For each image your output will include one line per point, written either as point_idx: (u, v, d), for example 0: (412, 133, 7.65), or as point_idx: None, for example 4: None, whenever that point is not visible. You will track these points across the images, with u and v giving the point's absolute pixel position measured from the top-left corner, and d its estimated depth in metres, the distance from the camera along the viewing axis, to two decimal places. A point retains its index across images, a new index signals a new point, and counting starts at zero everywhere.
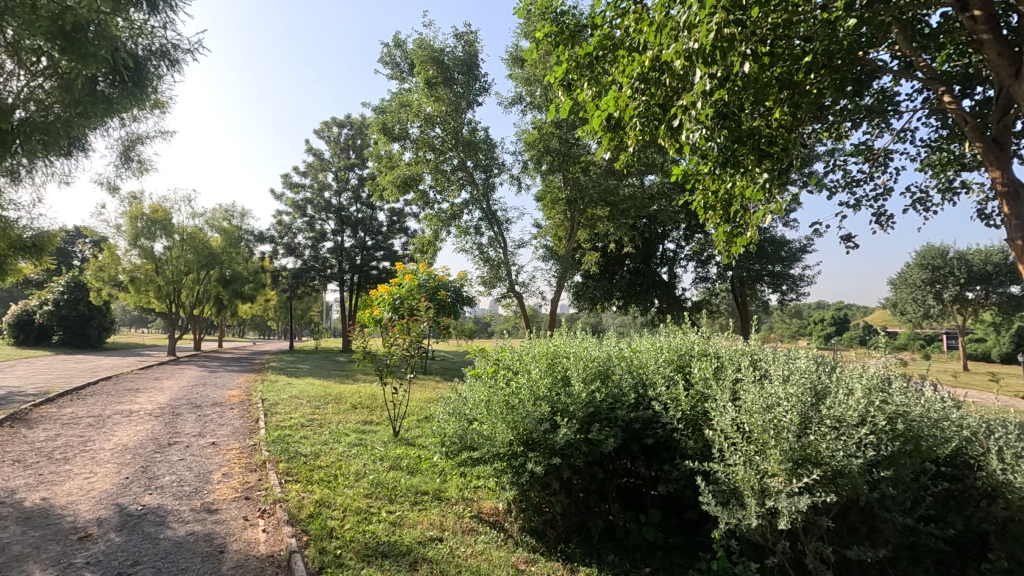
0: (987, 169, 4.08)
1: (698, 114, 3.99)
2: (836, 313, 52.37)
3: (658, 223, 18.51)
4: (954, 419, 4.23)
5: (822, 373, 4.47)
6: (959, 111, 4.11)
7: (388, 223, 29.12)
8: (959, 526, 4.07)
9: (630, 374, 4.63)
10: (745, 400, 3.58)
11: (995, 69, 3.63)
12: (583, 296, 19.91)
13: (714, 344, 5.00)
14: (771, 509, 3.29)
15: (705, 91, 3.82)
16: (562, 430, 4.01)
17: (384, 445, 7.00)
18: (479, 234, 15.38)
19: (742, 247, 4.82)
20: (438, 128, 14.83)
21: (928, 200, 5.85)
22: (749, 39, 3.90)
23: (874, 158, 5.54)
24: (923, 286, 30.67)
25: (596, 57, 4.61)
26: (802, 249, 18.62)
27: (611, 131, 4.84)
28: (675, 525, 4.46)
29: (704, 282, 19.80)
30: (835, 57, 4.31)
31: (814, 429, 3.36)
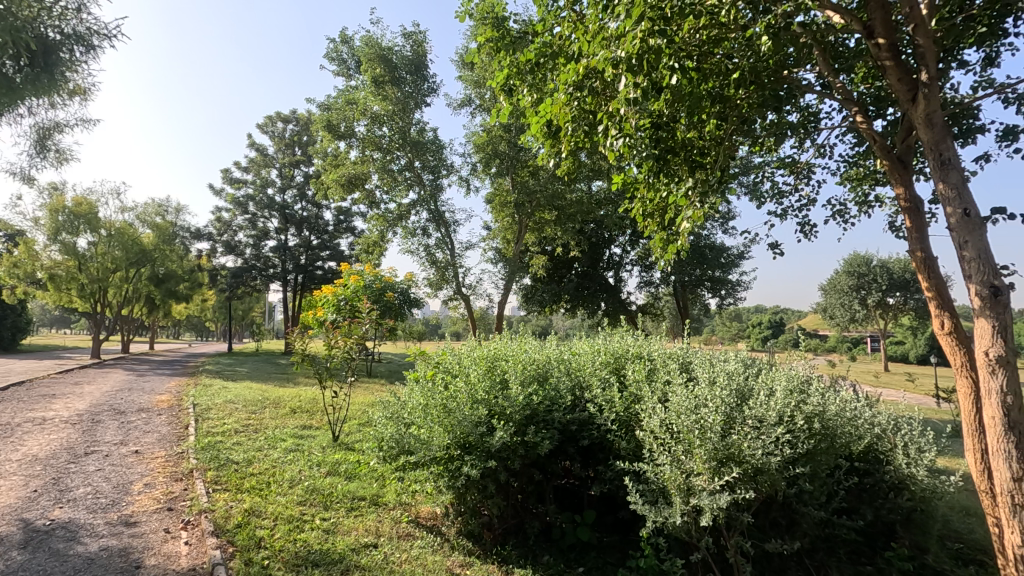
0: (892, 185, 4.22)
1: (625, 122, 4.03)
2: (771, 316, 55.11)
3: (605, 228, 18.91)
4: (866, 418, 4.54)
5: (749, 375, 4.70)
6: (868, 129, 4.26)
7: (334, 222, 28.43)
8: (870, 518, 4.37)
9: (567, 377, 4.75)
10: (673, 401, 3.72)
11: (895, 95, 3.59)
12: (532, 298, 20.12)
13: (649, 347, 5.20)
14: (696, 506, 3.40)
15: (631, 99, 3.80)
16: (499, 433, 4.03)
17: (322, 450, 6.82)
18: (426, 236, 15.26)
19: (676, 254, 4.91)
20: (385, 127, 14.63)
21: (848, 212, 6.20)
22: (676, 54, 4.01)
23: (799, 171, 5.84)
24: (849, 292, 32.65)
25: (537, 64, 4.63)
26: (740, 256, 19.44)
27: (551, 136, 4.86)
28: (610, 524, 4.59)
29: (649, 287, 20.34)
30: (762, 74, 4.41)
31: (737, 429, 3.53)
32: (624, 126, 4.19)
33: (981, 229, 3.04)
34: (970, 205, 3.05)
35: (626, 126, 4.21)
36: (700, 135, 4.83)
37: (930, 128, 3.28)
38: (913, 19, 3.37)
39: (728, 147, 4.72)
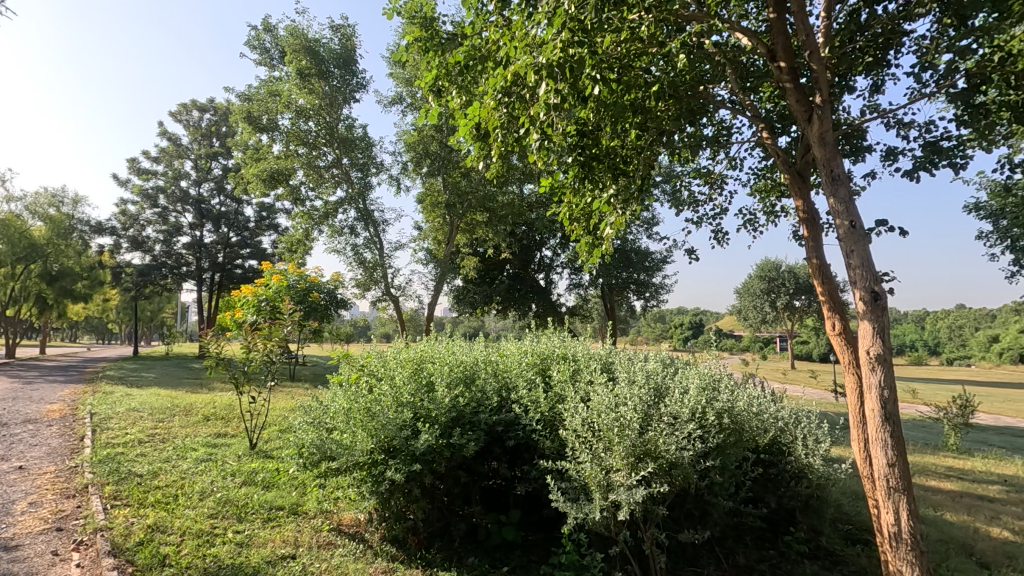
0: (793, 198, 4.54)
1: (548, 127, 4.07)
2: (692, 318, 58.04)
3: (536, 231, 19.20)
4: (771, 413, 4.90)
5: (667, 374, 4.94)
6: (773, 144, 4.56)
7: (256, 218, 27.07)
8: (773, 505, 4.72)
9: (494, 379, 4.81)
10: (594, 401, 3.86)
11: (794, 114, 3.87)
12: (463, 300, 20.07)
13: (574, 349, 5.37)
14: (615, 502, 3.51)
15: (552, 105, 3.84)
16: (424, 435, 3.99)
17: (238, 459, 6.47)
18: (354, 235, 14.86)
19: (601, 259, 5.03)
20: (311, 122, 14.12)
21: (757, 221, 6.63)
22: (598, 64, 4.12)
23: (713, 181, 6.18)
24: (761, 295, 35.03)
25: (466, 66, 4.64)
26: (663, 260, 20.34)
27: (480, 139, 4.86)
28: (534, 523, 4.66)
29: (578, 289, 20.83)
30: (680, 89, 4.59)
31: (654, 425, 3.71)
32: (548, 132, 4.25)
33: (865, 240, 3.34)
34: (855, 219, 3.35)
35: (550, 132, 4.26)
36: (622, 143, 5.00)
37: (823, 147, 3.59)
38: (809, 47, 3.67)
39: (649, 156, 4.91)
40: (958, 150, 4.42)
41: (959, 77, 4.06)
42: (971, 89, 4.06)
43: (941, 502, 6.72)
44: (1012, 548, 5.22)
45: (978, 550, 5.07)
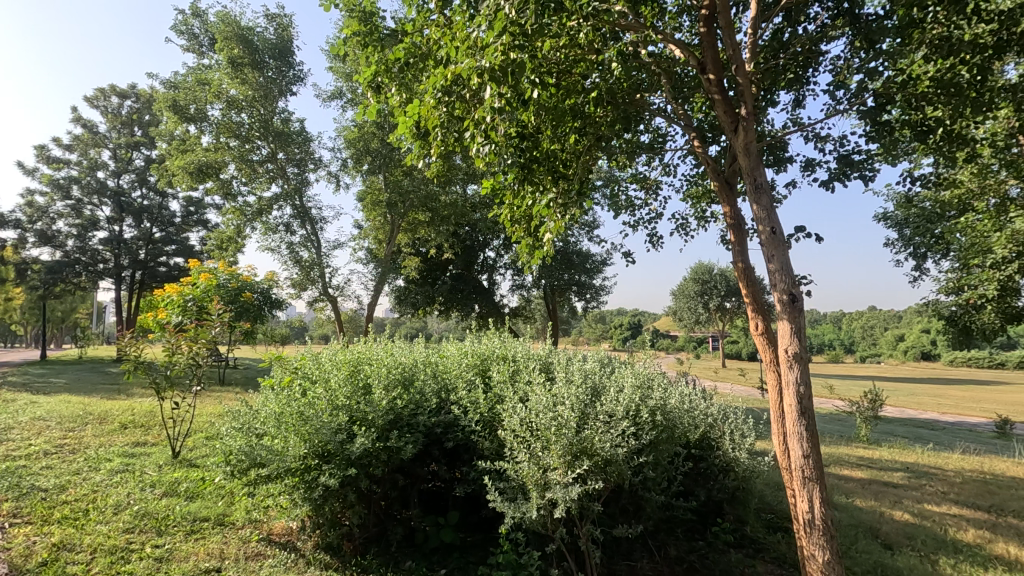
0: (721, 204, 4.76)
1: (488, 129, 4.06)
2: (631, 318, 59.74)
3: (479, 232, 19.18)
4: (701, 410, 5.12)
5: (604, 374, 5.06)
6: (703, 153, 4.76)
7: (183, 213, 25.56)
8: (703, 498, 4.94)
9: (433, 380, 4.79)
10: (533, 401, 3.90)
11: (722, 124, 4.06)
12: (405, 300, 19.77)
13: (514, 350, 5.42)
14: (551, 500, 3.55)
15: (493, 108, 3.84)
16: (359, 439, 3.90)
17: (159, 469, 6.08)
18: (289, 233, 14.32)
19: (541, 260, 5.09)
20: (244, 113, 13.51)
21: (689, 226, 6.91)
22: (538, 69, 4.15)
23: (649, 186, 6.40)
24: (695, 296, 36.58)
25: (406, 64, 4.55)
26: (604, 262, 20.83)
27: (421, 138, 4.79)
28: (473, 524, 4.65)
29: (521, 290, 20.97)
30: (617, 97, 4.72)
31: (590, 424, 3.80)
32: (488, 135, 4.24)
33: (784, 245, 3.55)
34: (776, 226, 3.55)
35: (490, 135, 4.25)
36: (563, 148, 5.07)
37: (748, 157, 3.78)
38: (736, 62, 3.85)
39: (587, 161, 5.00)
40: (867, 163, 4.79)
41: (868, 96, 4.40)
42: (878, 108, 4.41)
43: (852, 490, 7.24)
44: (911, 529, 5.71)
45: (883, 532, 5.51)
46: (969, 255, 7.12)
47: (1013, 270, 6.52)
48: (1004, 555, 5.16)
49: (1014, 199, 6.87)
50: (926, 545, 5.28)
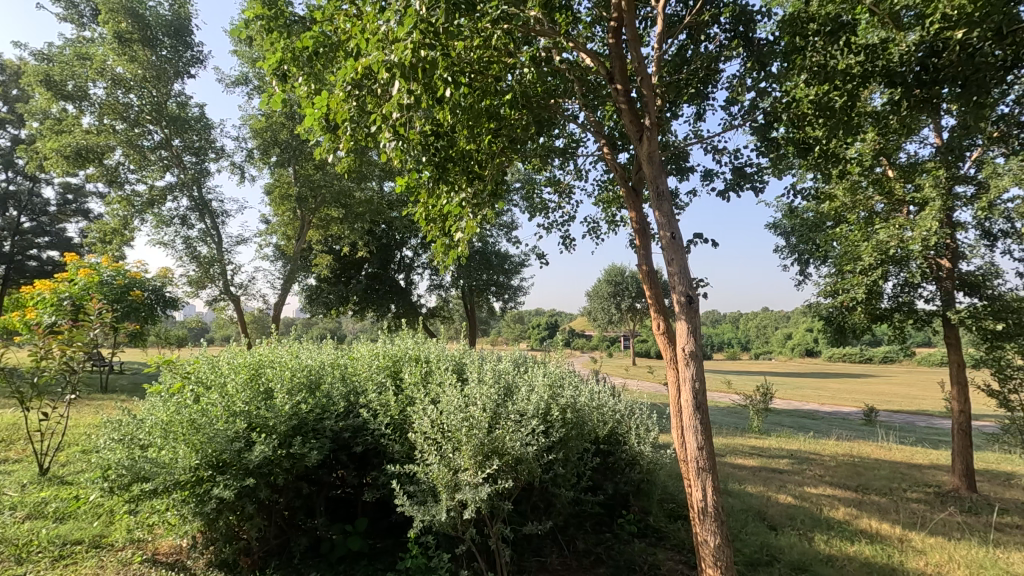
0: (628, 210, 4.95)
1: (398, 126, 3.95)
2: (548, 318, 61.07)
3: (395, 230, 18.79)
4: (608, 407, 5.34)
5: (517, 374, 5.13)
6: (613, 159, 4.92)
7: (59, 201, 22.96)
8: (610, 492, 5.14)
9: (342, 384, 4.62)
10: (444, 402, 3.86)
11: (629, 133, 4.22)
12: (316, 300, 18.99)
13: (427, 351, 5.36)
14: (461, 501, 3.52)
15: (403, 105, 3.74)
16: (258, 447, 3.67)
17: (21, 489, 5.39)
18: (186, 226, 13.28)
19: (455, 261, 5.04)
20: (132, 94, 12.33)
21: (600, 229, 7.14)
22: (451, 68, 4.11)
23: (563, 190, 6.55)
24: (608, 297, 38.10)
25: (315, 53, 4.32)
26: (521, 263, 21.11)
27: (330, 131, 4.57)
28: (383, 530, 4.54)
29: (439, 290, 20.78)
30: (531, 101, 4.79)
31: (501, 424, 3.84)
32: (396, 131, 4.11)
33: (683, 250, 3.74)
34: (676, 231, 3.73)
35: (398, 131, 4.12)
36: (478, 148, 5.05)
37: (651, 165, 3.95)
38: (641, 74, 4.03)
39: (501, 163, 5.02)
40: (758, 175, 5.20)
41: (759, 113, 4.77)
42: (767, 125, 4.80)
43: (744, 477, 7.84)
44: (793, 510, 6.28)
45: (769, 515, 6.02)
46: (842, 261, 7.95)
47: (877, 276, 7.36)
48: (868, 528, 5.81)
49: (879, 213, 7.76)
50: (804, 524, 5.83)
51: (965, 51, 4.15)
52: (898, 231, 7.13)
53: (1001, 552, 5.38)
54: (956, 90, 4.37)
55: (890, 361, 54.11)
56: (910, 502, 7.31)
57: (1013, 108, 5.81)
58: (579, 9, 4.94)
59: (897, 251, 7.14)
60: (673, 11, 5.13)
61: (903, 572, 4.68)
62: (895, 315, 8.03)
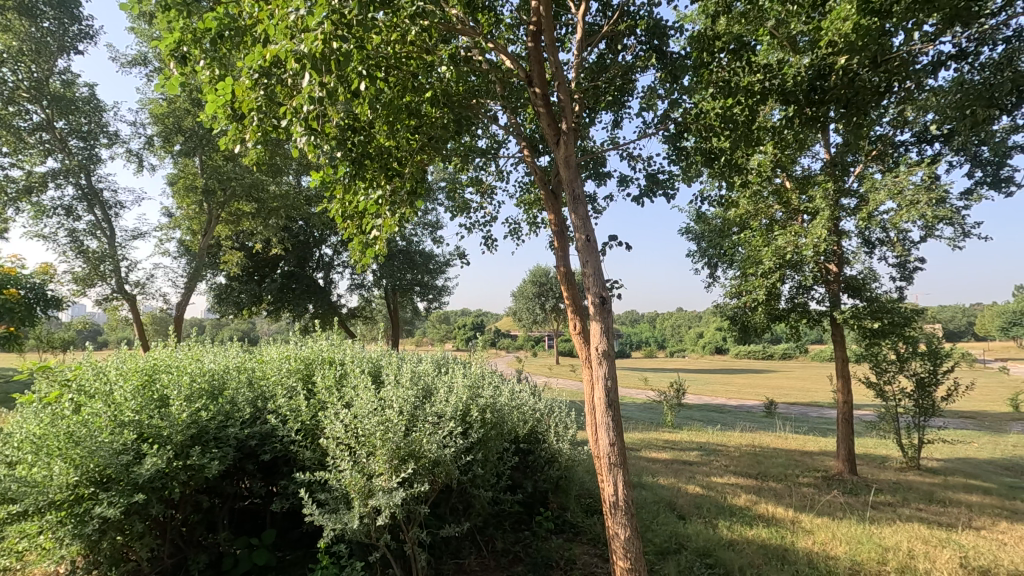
0: (547, 212, 5.01)
1: (309, 118, 3.76)
2: (474, 318, 61.20)
3: (314, 226, 18.06)
4: (527, 406, 5.42)
5: (437, 376, 5.07)
6: (532, 161, 4.97)
7: None
8: (530, 490, 5.21)
9: (248, 389, 4.35)
10: (357, 405, 3.74)
11: (547, 136, 4.28)
12: (226, 299, 17.87)
13: (342, 354, 5.18)
14: (374, 507, 3.42)
15: (313, 97, 3.56)
16: (149, 460, 3.36)
17: None
18: (71, 217, 12.04)
19: (372, 260, 4.90)
20: (6, 68, 11.01)
21: (521, 230, 7.21)
22: (366, 61, 3.98)
23: (485, 190, 6.55)
24: (534, 297, 38.97)
25: (219, 36, 4.01)
26: (446, 262, 20.91)
27: (235, 121, 4.27)
28: (294, 541, 4.32)
29: (361, 289, 20.16)
30: (451, 100, 4.75)
31: (417, 427, 3.77)
32: (307, 125, 3.92)
33: (597, 252, 3.84)
34: (590, 234, 3.82)
35: (309, 124, 3.93)
36: (398, 146, 4.94)
37: (567, 168, 4.03)
38: (558, 79, 4.09)
39: (421, 161, 4.93)
40: (669, 182, 5.46)
41: (671, 123, 5.00)
42: (677, 135, 5.04)
43: (657, 470, 8.22)
44: (700, 500, 6.65)
45: (678, 505, 6.35)
46: (746, 265, 8.53)
47: (775, 279, 7.97)
48: (765, 513, 6.26)
49: (778, 221, 8.39)
50: (709, 512, 6.19)
51: (847, 76, 4.58)
52: (794, 238, 7.75)
53: (875, 527, 5.98)
54: (841, 111, 4.80)
55: (788, 357, 58.88)
56: (801, 486, 7.98)
57: (889, 129, 6.47)
58: (502, 12, 4.96)
59: (793, 256, 7.75)
60: (592, 20, 5.29)
61: (793, 551, 5.09)
62: (791, 315, 8.71)
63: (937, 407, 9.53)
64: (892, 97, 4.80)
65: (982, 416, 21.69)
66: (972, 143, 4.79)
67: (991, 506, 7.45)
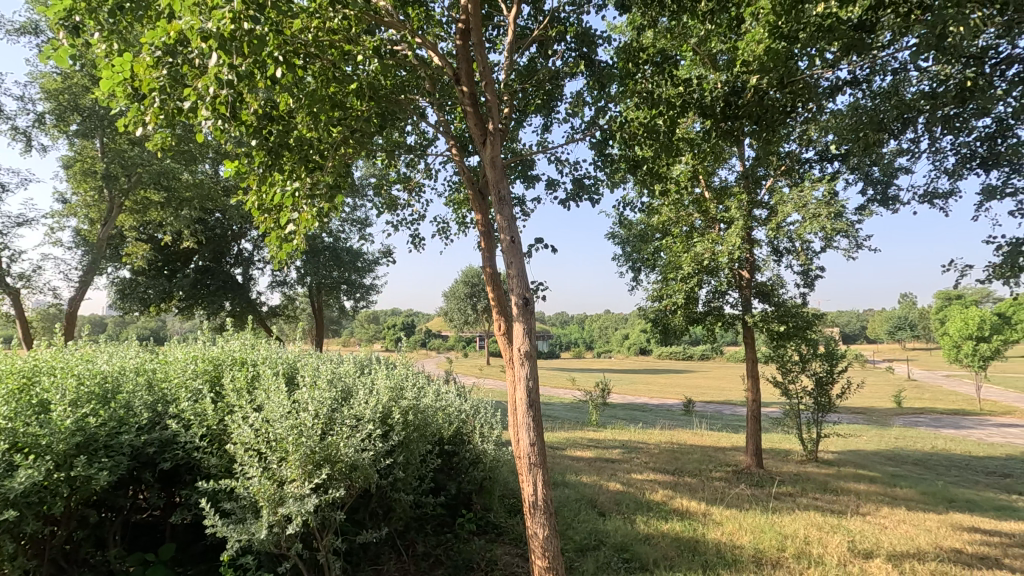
0: (474, 212, 4.99)
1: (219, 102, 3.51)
2: (405, 318, 60.26)
3: (231, 219, 17.03)
4: (452, 407, 5.37)
5: (357, 377, 4.92)
6: (460, 159, 4.93)
7: None
8: (453, 491, 5.16)
9: (147, 392, 4.02)
10: (269, 408, 3.54)
11: (474, 134, 4.25)
12: (130, 294, 16.52)
13: (255, 354, 4.92)
14: (285, 515, 3.25)
15: (222, 78, 3.32)
16: (24, 471, 2.99)
17: None
18: None
19: (290, 255, 4.68)
20: None
21: (450, 230, 7.14)
22: (284, 46, 3.78)
23: (412, 188, 6.44)
24: (465, 298, 39.08)
25: (118, 6, 3.66)
26: (375, 260, 20.41)
27: (136, 100, 3.92)
28: (196, 555, 4.04)
29: (282, 287, 19.23)
30: (377, 94, 4.62)
31: (335, 429, 3.63)
32: (215, 109, 3.67)
33: (521, 253, 3.85)
34: (515, 235, 3.83)
35: (218, 110, 3.68)
36: (319, 138, 4.73)
37: (493, 169, 4.01)
38: (485, 77, 4.08)
39: (344, 155, 4.75)
40: (594, 188, 5.60)
41: (597, 130, 5.12)
42: (603, 142, 5.17)
43: (580, 468, 8.42)
44: (620, 496, 6.87)
45: (599, 502, 6.52)
46: (667, 270, 8.91)
47: (693, 283, 8.40)
48: (680, 507, 6.56)
49: (697, 228, 8.82)
50: (628, 508, 6.40)
51: (757, 95, 4.89)
52: (711, 245, 8.17)
53: (776, 516, 6.42)
54: (752, 127, 5.11)
55: (706, 357, 62.28)
56: (713, 480, 8.44)
57: (797, 147, 6.92)
58: (433, 8, 4.91)
59: (709, 263, 8.19)
60: (523, 23, 5.33)
61: (703, 542, 5.36)
62: (707, 318, 9.21)
63: (832, 404, 10.37)
64: (796, 117, 5.17)
65: (872, 411, 23.91)
66: (865, 162, 5.25)
67: (875, 493, 8.22)
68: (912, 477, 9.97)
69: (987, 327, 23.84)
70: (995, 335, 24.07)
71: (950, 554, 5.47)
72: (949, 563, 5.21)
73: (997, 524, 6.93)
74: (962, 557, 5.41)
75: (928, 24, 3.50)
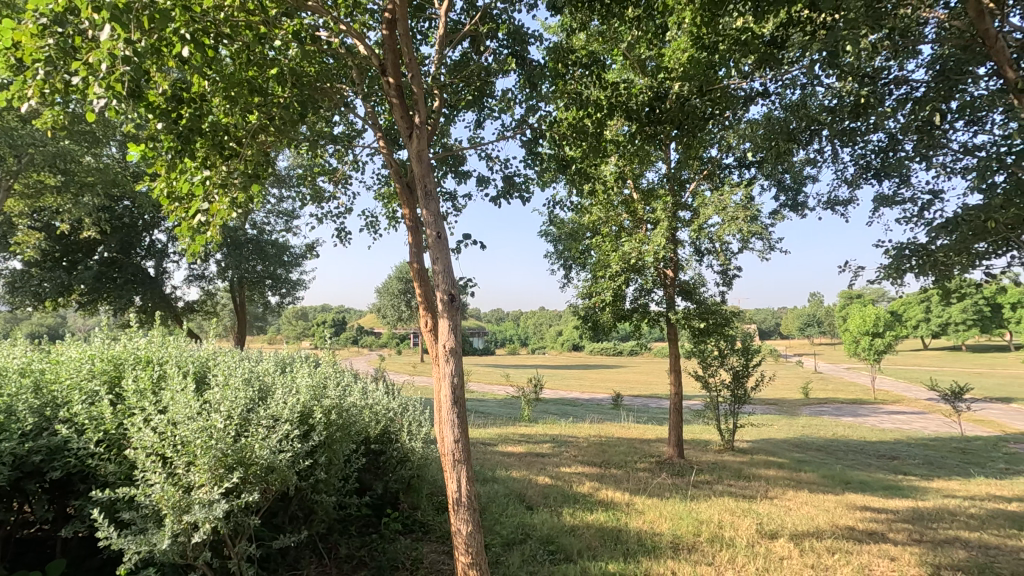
0: (401, 205, 4.88)
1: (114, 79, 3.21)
2: (335, 314, 58.51)
3: (142, 208, 15.79)
4: (379, 406, 5.25)
5: (278, 376, 4.71)
6: (387, 151, 4.80)
7: None
8: (380, 491, 5.06)
9: (33, 395, 3.64)
10: (174, 409, 3.30)
11: (399, 125, 4.14)
12: (21, 288, 14.96)
13: (163, 352, 4.59)
14: (191, 523, 3.05)
15: (118, 53, 3.04)
16: None
17: None
18: None
19: (202, 247, 4.40)
20: None
21: (378, 225, 6.97)
22: (194, 22, 3.52)
23: (338, 179, 6.23)
24: (399, 294, 38.55)
25: None
26: (303, 255, 19.63)
27: (19, 72, 3.52)
28: (91, 570, 3.71)
29: (200, 282, 18.09)
30: (299, 80, 4.42)
31: (249, 430, 3.45)
32: (111, 87, 3.36)
33: (447, 249, 3.81)
34: (441, 231, 3.78)
35: (114, 88, 3.38)
36: (236, 124, 4.47)
37: (419, 163, 3.93)
38: (412, 67, 3.99)
39: (263, 142, 4.52)
40: (525, 185, 5.66)
41: (528, 128, 5.15)
42: (533, 140, 5.23)
43: (511, 464, 8.48)
44: (547, 489, 6.99)
45: (527, 496, 6.60)
46: (596, 268, 9.13)
47: (621, 281, 8.68)
48: (605, 498, 6.76)
49: (626, 228, 9.10)
50: (555, 501, 6.52)
51: (679, 101, 5.11)
52: (638, 244, 8.47)
53: (694, 503, 6.76)
54: (675, 131, 5.33)
55: (635, 353, 64.73)
56: (638, 471, 8.77)
57: (717, 152, 7.28)
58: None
59: (636, 261, 8.48)
60: (456, 18, 5.29)
61: (625, 531, 5.55)
62: (634, 315, 9.51)
63: (747, 396, 11.04)
64: (715, 124, 5.44)
65: (783, 401, 25.74)
66: (777, 170, 5.60)
67: (783, 478, 8.84)
68: (814, 461, 10.81)
69: (881, 324, 26.22)
70: (887, 331, 26.53)
71: (844, 531, 5.98)
72: (842, 539, 5.69)
73: (884, 502, 7.64)
74: (854, 533, 5.93)
75: (827, 43, 3.78)
